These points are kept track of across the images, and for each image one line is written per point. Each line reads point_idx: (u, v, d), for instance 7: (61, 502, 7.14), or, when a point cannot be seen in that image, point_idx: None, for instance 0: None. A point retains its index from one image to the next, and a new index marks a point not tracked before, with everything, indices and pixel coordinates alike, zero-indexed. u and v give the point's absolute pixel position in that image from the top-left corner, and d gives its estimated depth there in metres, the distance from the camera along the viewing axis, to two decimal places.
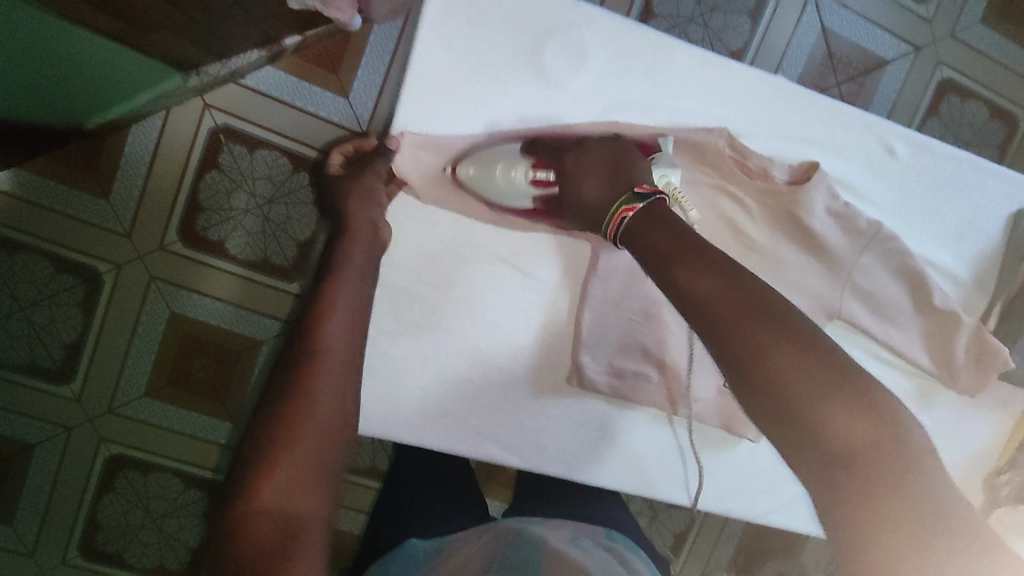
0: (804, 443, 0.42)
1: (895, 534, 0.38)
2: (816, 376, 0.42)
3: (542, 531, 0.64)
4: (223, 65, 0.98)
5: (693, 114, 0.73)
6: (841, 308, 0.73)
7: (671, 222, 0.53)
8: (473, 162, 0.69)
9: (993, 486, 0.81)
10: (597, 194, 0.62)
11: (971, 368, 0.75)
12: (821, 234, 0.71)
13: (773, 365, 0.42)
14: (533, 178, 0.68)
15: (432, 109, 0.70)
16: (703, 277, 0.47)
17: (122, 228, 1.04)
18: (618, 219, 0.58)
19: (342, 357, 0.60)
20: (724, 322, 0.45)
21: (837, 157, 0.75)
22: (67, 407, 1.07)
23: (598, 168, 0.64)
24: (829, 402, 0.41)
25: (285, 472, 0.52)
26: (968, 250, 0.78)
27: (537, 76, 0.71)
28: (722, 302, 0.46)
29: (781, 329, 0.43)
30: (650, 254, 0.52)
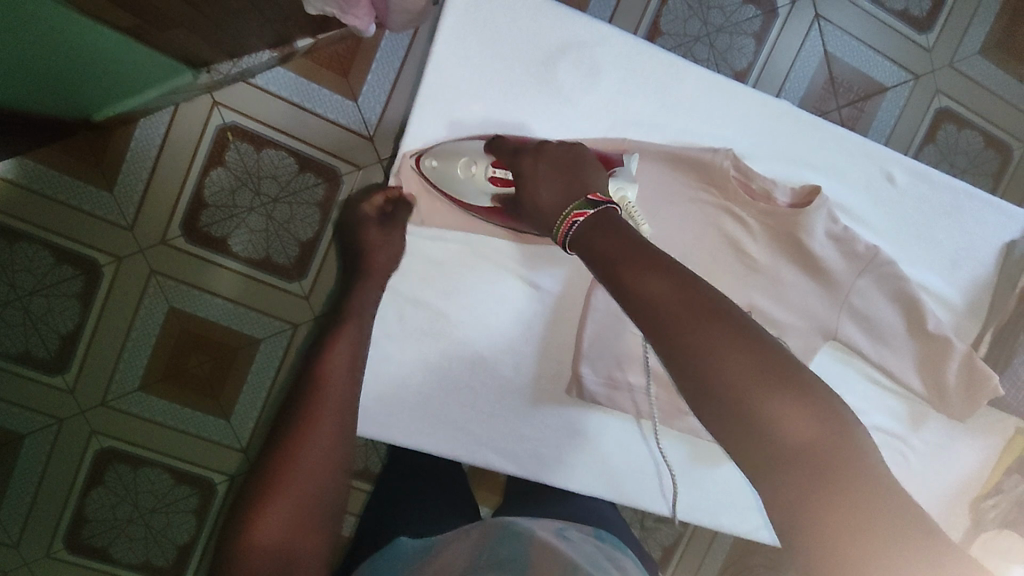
0: (752, 441, 0.43)
1: (857, 543, 0.40)
2: (767, 378, 0.43)
3: (532, 525, 0.65)
4: (234, 64, 0.99)
5: (700, 134, 0.74)
6: (837, 329, 0.75)
7: (622, 229, 0.53)
8: (437, 155, 0.69)
9: (979, 509, 0.82)
10: (551, 200, 0.61)
11: (961, 396, 0.76)
12: (820, 256, 0.72)
13: (723, 367, 0.44)
14: (493, 176, 0.67)
15: (445, 119, 0.71)
16: (653, 280, 0.48)
17: (125, 221, 1.04)
18: (568, 224, 0.57)
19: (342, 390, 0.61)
20: (677, 325, 0.46)
21: (837, 182, 0.76)
22: (60, 398, 1.07)
23: (555, 174, 0.62)
24: (778, 401, 0.43)
25: (282, 503, 0.53)
26: (961, 278, 0.80)
27: (549, 91, 0.72)
28: (669, 302, 0.47)
29: (732, 335, 0.45)
30: (601, 255, 0.53)
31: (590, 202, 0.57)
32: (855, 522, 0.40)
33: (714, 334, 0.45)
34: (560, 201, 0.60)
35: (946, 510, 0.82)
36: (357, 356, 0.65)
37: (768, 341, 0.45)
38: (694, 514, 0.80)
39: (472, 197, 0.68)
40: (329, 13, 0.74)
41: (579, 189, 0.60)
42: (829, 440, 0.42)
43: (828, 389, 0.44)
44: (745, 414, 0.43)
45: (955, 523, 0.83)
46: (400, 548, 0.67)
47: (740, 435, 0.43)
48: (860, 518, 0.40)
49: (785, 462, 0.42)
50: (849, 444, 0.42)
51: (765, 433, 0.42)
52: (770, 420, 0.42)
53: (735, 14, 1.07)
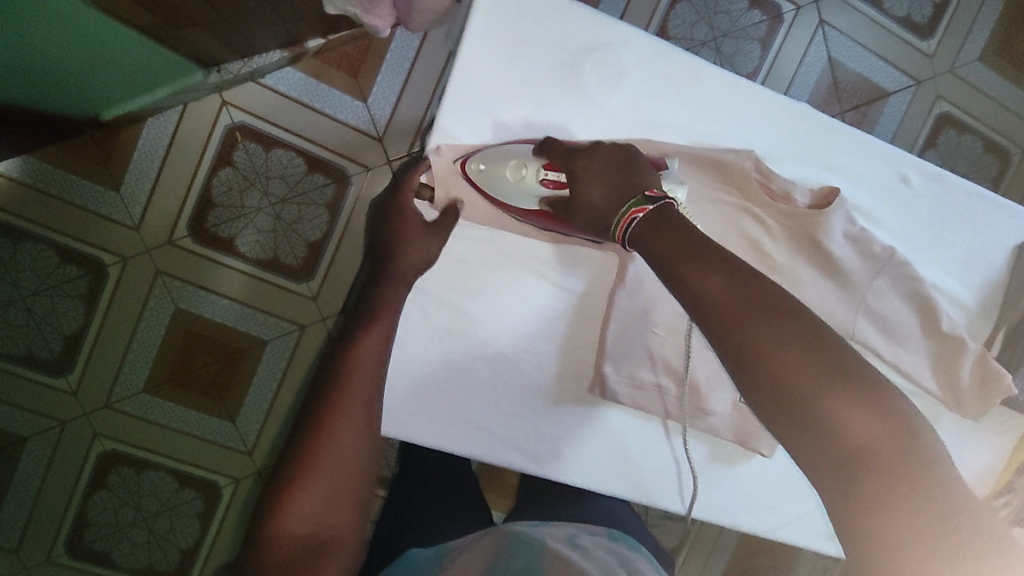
0: (811, 436, 0.43)
1: (914, 536, 0.39)
2: (826, 374, 0.43)
3: (542, 534, 0.61)
4: (245, 64, 0.99)
5: (720, 135, 0.75)
6: (854, 329, 0.75)
7: (676, 223, 0.54)
8: (484, 158, 0.69)
9: (990, 507, 0.82)
10: (605, 198, 0.62)
11: (975, 395, 0.77)
12: (838, 256, 0.73)
13: (778, 363, 0.44)
14: (544, 178, 0.68)
15: (470, 119, 0.71)
16: (709, 276, 0.48)
17: (131, 220, 1.04)
18: (628, 220, 0.58)
19: (372, 378, 0.60)
20: (733, 320, 0.46)
21: (854, 184, 0.77)
22: (63, 400, 1.05)
23: (609, 174, 0.63)
24: (838, 398, 0.42)
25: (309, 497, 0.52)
26: (973, 279, 0.81)
27: (572, 92, 0.72)
28: (725, 296, 0.47)
29: (784, 327, 0.45)
30: (656, 251, 0.53)
31: (648, 199, 0.58)
32: (910, 514, 0.39)
33: (769, 331, 0.45)
34: (613, 202, 0.61)
35: None
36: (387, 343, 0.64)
37: (827, 337, 0.45)
38: (710, 513, 0.80)
39: (520, 200, 0.69)
40: (351, 12, 0.74)
41: (631, 189, 0.61)
42: (884, 430, 0.41)
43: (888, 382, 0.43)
44: (795, 404, 0.43)
45: None
46: (414, 553, 0.65)
47: (793, 425, 0.43)
48: (917, 510, 0.39)
49: (844, 459, 0.42)
50: (915, 440, 0.41)
51: (821, 427, 0.42)
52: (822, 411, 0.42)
53: (741, 19, 1.09)
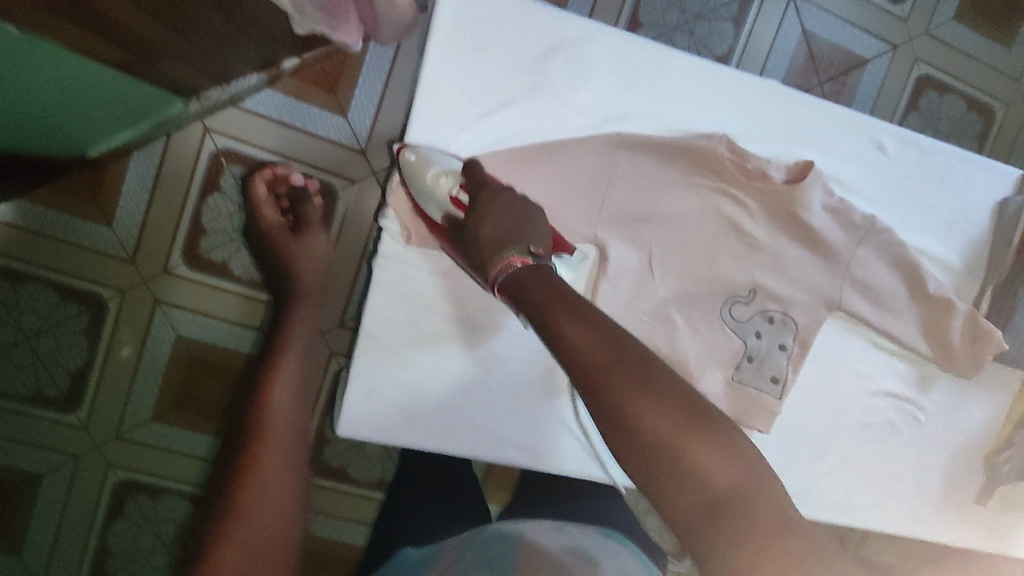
0: (683, 491, 0.45)
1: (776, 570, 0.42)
2: (691, 427, 0.46)
3: (523, 526, 0.62)
4: (223, 90, 1.00)
5: (692, 119, 0.75)
6: (841, 299, 0.76)
7: (546, 275, 0.56)
8: (417, 152, 0.68)
9: (993, 463, 0.83)
10: (491, 236, 0.60)
11: (967, 353, 0.78)
12: (817, 228, 0.74)
13: (644, 422, 0.46)
14: (453, 195, 0.67)
15: (439, 119, 0.71)
16: (580, 330, 0.49)
17: (125, 254, 1.05)
18: (505, 265, 0.58)
19: (288, 423, 0.67)
20: (603, 383, 0.47)
21: (830, 157, 0.77)
22: (74, 435, 1.07)
23: (504, 216, 0.61)
24: (704, 451, 0.45)
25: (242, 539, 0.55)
26: (957, 239, 0.81)
27: (540, 88, 0.72)
28: (599, 356, 0.48)
29: (648, 388, 0.47)
30: (527, 305, 0.54)
31: (530, 254, 0.58)
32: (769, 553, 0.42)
33: (640, 396, 0.47)
34: (500, 239, 0.60)
35: (961, 466, 0.83)
36: (295, 406, 0.70)
37: (689, 396, 0.48)
38: None
39: (426, 205, 0.69)
40: (319, 30, 0.74)
41: (521, 233, 0.60)
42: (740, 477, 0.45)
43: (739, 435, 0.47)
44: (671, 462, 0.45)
45: (973, 478, 0.84)
46: (406, 554, 0.66)
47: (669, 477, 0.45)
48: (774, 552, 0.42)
49: (709, 508, 0.44)
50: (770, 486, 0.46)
51: (686, 475, 0.45)
52: (693, 467, 0.45)
53: (712, 0, 1.09)
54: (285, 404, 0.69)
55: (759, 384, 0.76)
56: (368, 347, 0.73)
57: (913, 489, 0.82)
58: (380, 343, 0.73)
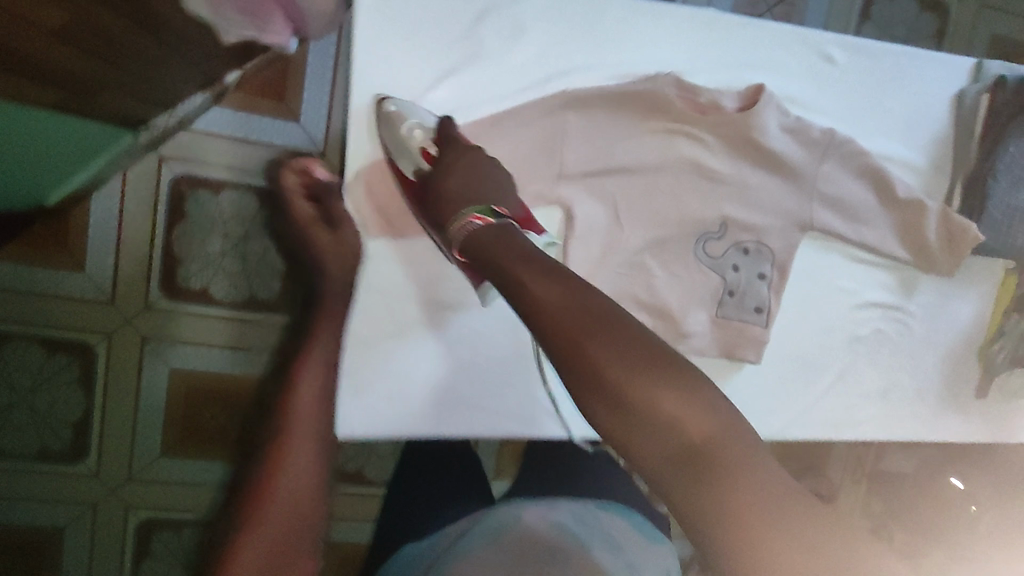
0: (644, 434, 0.43)
1: (741, 501, 0.38)
2: (650, 373, 0.43)
3: (514, 508, 0.61)
4: (170, 116, 0.95)
5: (635, 63, 0.73)
6: (812, 219, 0.76)
7: (512, 239, 0.55)
8: (396, 102, 0.67)
9: (988, 355, 0.84)
10: (456, 190, 0.61)
11: (945, 251, 0.78)
12: (779, 150, 0.73)
13: (603, 366, 0.44)
14: (423, 149, 0.66)
15: (377, 102, 0.68)
16: (543, 285, 0.49)
17: (104, 296, 1.01)
18: (465, 225, 0.58)
19: (314, 418, 0.58)
20: (563, 330, 0.46)
21: (780, 77, 0.76)
22: (89, 484, 1.05)
23: (469, 174, 0.62)
24: (662, 392, 0.43)
25: (261, 535, 0.49)
26: (919, 139, 0.81)
27: (477, 53, 0.69)
28: (556, 304, 0.47)
29: (612, 336, 0.45)
30: (494, 270, 0.54)
31: (492, 213, 0.58)
32: (733, 490, 0.39)
33: (600, 340, 0.45)
34: (466, 195, 0.60)
35: (957, 363, 0.85)
36: (322, 395, 0.60)
37: (655, 345, 0.46)
38: None
39: (398, 155, 0.67)
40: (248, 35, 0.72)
41: (484, 191, 0.61)
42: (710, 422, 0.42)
43: (711, 386, 0.44)
44: (629, 405, 0.43)
45: (970, 373, 0.85)
46: (407, 550, 0.65)
47: (628, 422, 0.43)
48: (739, 492, 0.39)
49: (675, 451, 0.41)
50: (745, 436, 0.42)
51: (646, 423, 0.43)
52: (656, 410, 0.42)
53: None
54: (314, 386, 0.60)
55: (744, 315, 0.76)
56: (355, 343, 0.73)
57: (912, 392, 0.84)
58: (367, 337, 0.73)
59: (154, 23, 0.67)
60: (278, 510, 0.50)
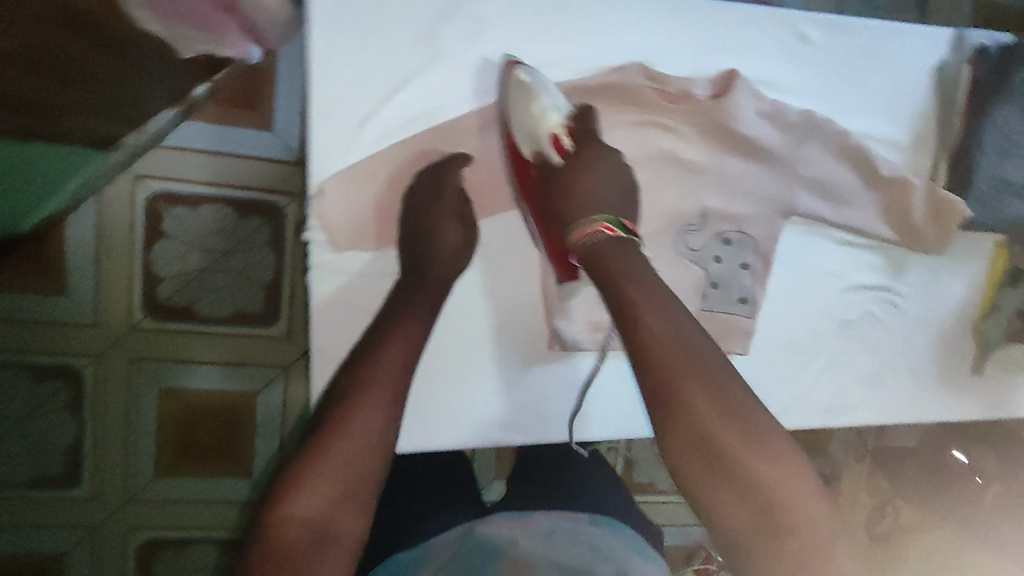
0: (719, 474, 0.51)
1: (793, 548, 0.49)
2: (748, 444, 0.52)
3: (510, 531, 0.60)
4: (141, 133, 0.87)
5: (604, 56, 0.69)
6: (794, 203, 0.74)
7: (631, 259, 0.59)
8: (532, 75, 0.64)
9: (983, 331, 0.82)
10: (590, 190, 0.62)
11: (932, 228, 0.77)
12: (755, 136, 0.71)
13: (697, 415, 0.52)
14: (556, 136, 0.65)
15: (333, 115, 0.62)
16: (654, 319, 0.55)
17: (88, 318, 0.97)
18: (590, 231, 0.60)
19: (395, 372, 0.56)
20: (666, 370, 0.53)
21: (755, 59, 0.73)
22: (87, 507, 1.01)
23: (609, 180, 0.63)
24: (757, 463, 0.51)
25: (320, 482, 0.49)
26: (903, 115, 0.78)
27: (433, 57, 0.64)
28: (663, 346, 0.54)
29: (706, 386, 0.53)
30: (605, 287, 0.58)
31: (618, 224, 0.60)
32: (786, 539, 0.49)
33: (698, 389, 0.53)
34: (594, 201, 0.62)
35: (950, 341, 0.83)
36: (410, 353, 0.58)
37: (740, 399, 0.54)
38: None
39: (522, 133, 0.65)
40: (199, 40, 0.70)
41: (618, 199, 0.63)
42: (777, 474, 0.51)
43: (779, 436, 0.54)
44: (714, 451, 0.51)
45: (965, 349, 0.83)
46: (398, 560, 0.63)
47: (714, 465, 0.51)
48: (793, 541, 0.49)
49: (747, 494, 0.50)
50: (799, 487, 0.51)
51: (732, 471, 0.51)
52: (740, 460, 0.51)
53: None
54: (401, 340, 0.58)
55: (729, 306, 0.74)
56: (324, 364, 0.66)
57: (906, 372, 0.82)
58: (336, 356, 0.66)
59: (107, 41, 0.63)
60: (342, 464, 0.50)
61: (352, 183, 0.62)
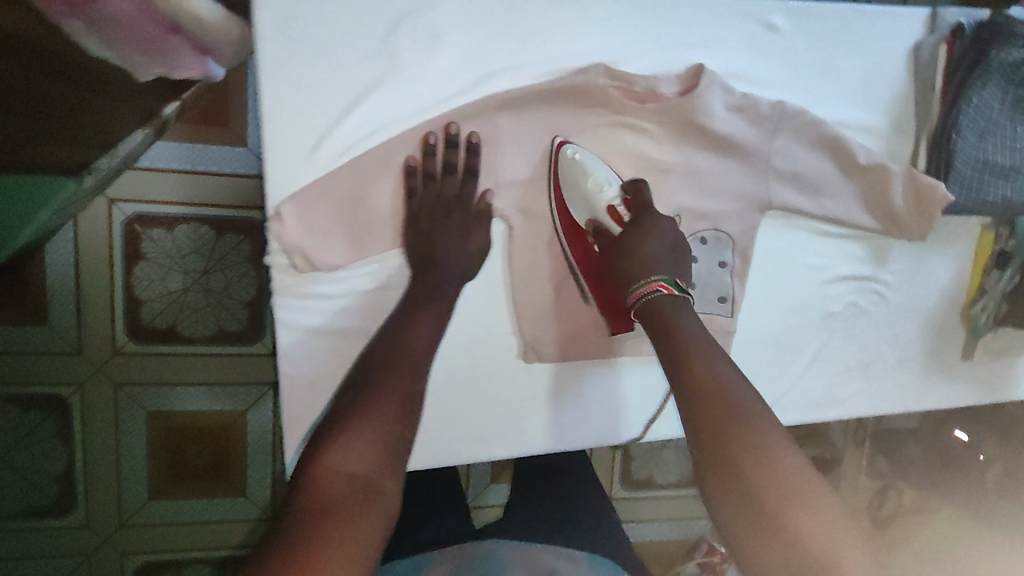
0: (765, 534, 0.43)
1: None
2: (796, 494, 0.44)
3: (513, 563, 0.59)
4: (112, 157, 0.83)
5: (566, 58, 0.67)
6: (770, 197, 0.72)
7: (681, 314, 0.54)
8: (582, 151, 0.66)
9: (972, 316, 0.81)
10: (647, 255, 0.59)
11: (913, 214, 0.74)
12: (726, 132, 0.69)
13: (743, 461, 0.45)
14: (612, 204, 0.65)
15: (284, 126, 0.61)
16: (704, 366, 0.49)
17: (70, 345, 0.94)
18: (648, 290, 0.56)
19: (419, 354, 0.57)
20: (705, 416, 0.47)
21: (722, 52, 0.71)
22: (81, 535, 0.98)
23: (669, 247, 0.60)
24: (810, 519, 0.43)
25: (361, 440, 0.48)
26: (878, 99, 0.76)
27: (389, 65, 0.63)
28: (708, 392, 0.48)
29: (753, 435, 0.46)
30: (660, 344, 0.53)
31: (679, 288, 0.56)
32: None
33: (743, 440, 0.45)
34: (650, 262, 0.58)
35: (940, 328, 0.82)
36: (434, 339, 0.60)
37: (795, 458, 0.46)
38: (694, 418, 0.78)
39: (576, 206, 0.66)
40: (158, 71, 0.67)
41: (674, 264, 0.59)
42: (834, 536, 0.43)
43: (835, 502, 0.45)
44: (759, 507, 0.44)
45: (953, 335, 0.82)
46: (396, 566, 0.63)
47: (757, 526, 0.43)
48: None
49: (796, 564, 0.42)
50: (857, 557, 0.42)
51: (778, 532, 0.43)
52: (788, 519, 0.43)
53: None
54: (423, 325, 0.60)
55: (709, 307, 0.72)
56: (296, 390, 0.65)
57: (895, 361, 0.81)
58: (308, 381, 0.65)
59: (57, 68, 0.61)
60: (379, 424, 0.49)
61: (311, 206, 0.61)
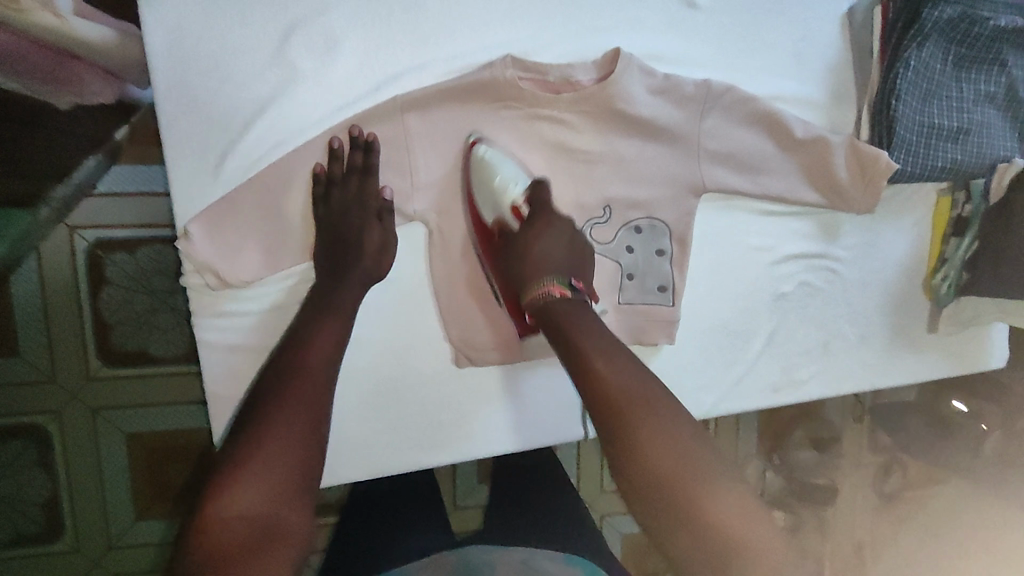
0: (687, 531, 0.45)
1: None
2: (710, 487, 0.46)
3: None
4: (69, 184, 0.71)
5: (472, 53, 0.65)
6: (704, 180, 0.69)
7: (581, 317, 0.54)
8: (490, 150, 0.63)
9: (933, 288, 0.79)
10: (543, 256, 0.59)
11: (859, 185, 0.70)
12: (650, 116, 0.66)
13: (663, 459, 0.46)
14: (513, 203, 0.62)
15: (188, 143, 0.60)
16: (614, 369, 0.50)
17: (43, 373, 0.86)
18: (542, 294, 0.57)
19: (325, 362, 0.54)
20: (621, 410, 0.48)
21: (640, 33, 0.68)
22: (68, 560, 0.91)
23: (566, 249, 0.61)
24: (721, 502, 0.45)
25: (259, 467, 0.45)
26: (812, 71, 0.73)
27: (288, 76, 0.61)
28: (622, 393, 0.48)
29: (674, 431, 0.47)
30: (561, 345, 0.53)
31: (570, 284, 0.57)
32: None
33: (664, 437, 0.46)
34: (550, 259, 0.59)
35: (902, 300, 0.79)
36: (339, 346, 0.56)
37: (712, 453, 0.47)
38: None
39: (483, 203, 0.63)
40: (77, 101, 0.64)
41: (568, 263, 0.60)
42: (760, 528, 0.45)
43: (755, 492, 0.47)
44: (680, 506, 0.45)
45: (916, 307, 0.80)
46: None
47: (680, 524, 0.45)
48: None
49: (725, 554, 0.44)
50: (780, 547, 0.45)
51: (703, 526, 0.44)
52: (713, 513, 0.45)
53: None
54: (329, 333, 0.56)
55: (648, 297, 0.70)
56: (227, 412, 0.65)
57: (856, 339, 0.78)
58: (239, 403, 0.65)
59: None
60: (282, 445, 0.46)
61: (217, 225, 0.60)
